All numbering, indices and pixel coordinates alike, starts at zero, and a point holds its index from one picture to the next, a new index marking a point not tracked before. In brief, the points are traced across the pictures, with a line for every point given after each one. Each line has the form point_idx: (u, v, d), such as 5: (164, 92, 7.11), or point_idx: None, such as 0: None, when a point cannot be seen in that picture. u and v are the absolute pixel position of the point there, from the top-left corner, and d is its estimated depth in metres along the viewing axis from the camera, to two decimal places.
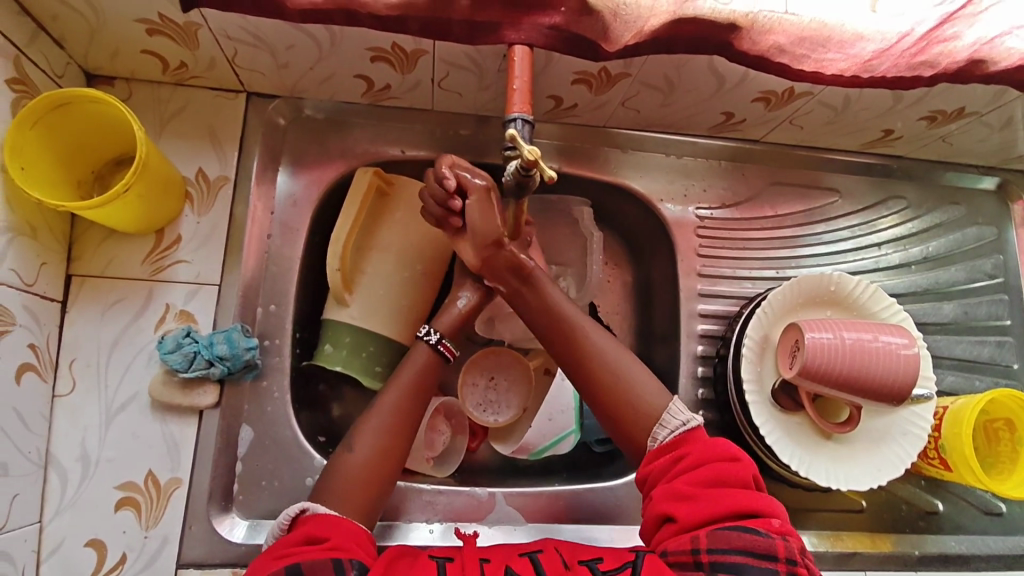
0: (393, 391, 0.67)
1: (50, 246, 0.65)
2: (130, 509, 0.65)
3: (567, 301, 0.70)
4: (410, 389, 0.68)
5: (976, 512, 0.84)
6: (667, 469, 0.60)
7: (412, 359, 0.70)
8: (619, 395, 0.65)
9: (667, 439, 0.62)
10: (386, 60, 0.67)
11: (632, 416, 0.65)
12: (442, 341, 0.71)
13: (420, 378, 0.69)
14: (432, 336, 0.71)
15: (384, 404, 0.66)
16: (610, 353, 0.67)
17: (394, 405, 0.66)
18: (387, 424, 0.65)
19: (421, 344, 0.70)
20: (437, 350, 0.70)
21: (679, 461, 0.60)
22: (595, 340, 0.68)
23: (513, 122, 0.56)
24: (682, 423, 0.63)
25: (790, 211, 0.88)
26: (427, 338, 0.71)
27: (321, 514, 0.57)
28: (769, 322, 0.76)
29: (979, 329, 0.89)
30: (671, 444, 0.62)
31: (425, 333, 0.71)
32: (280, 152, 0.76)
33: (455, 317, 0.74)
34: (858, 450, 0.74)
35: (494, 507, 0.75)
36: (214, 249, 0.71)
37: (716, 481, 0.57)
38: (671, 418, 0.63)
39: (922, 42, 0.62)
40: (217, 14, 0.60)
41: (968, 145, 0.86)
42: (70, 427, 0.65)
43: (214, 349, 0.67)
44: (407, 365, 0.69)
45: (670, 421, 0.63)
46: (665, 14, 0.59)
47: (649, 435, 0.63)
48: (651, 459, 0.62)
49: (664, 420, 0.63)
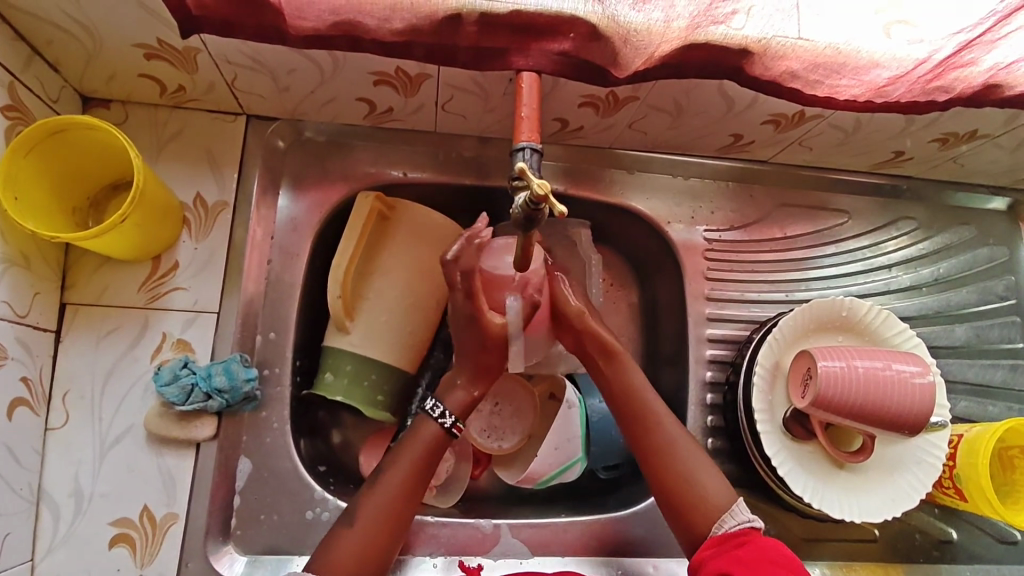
0: (400, 467, 0.64)
1: (43, 275, 0.63)
2: (124, 546, 0.63)
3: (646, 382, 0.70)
4: (411, 472, 0.64)
5: (990, 540, 0.82)
6: (723, 549, 0.59)
7: (415, 441, 0.66)
8: (682, 480, 0.65)
9: (733, 530, 0.60)
10: (389, 84, 0.66)
11: (695, 506, 0.63)
12: (456, 424, 0.67)
13: (426, 457, 0.65)
14: (446, 419, 0.67)
15: (387, 481, 0.64)
16: (680, 439, 0.67)
17: (400, 475, 0.64)
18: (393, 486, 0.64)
19: (430, 424, 0.66)
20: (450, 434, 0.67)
21: (739, 545, 0.59)
22: (666, 421, 0.67)
23: (521, 151, 0.54)
24: (748, 519, 0.61)
25: (799, 233, 0.86)
26: (441, 420, 0.67)
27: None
28: (780, 349, 0.74)
29: (991, 353, 0.87)
30: (732, 537, 0.60)
31: (441, 415, 0.67)
32: (280, 174, 0.74)
33: (466, 396, 0.69)
34: (872, 480, 0.73)
35: (500, 539, 0.73)
36: (212, 276, 0.69)
37: (777, 562, 0.56)
38: (740, 511, 0.62)
39: (938, 69, 0.61)
40: (217, 40, 0.59)
41: (979, 166, 0.85)
42: (63, 461, 0.63)
43: (213, 381, 0.65)
44: (410, 443, 0.66)
45: (738, 515, 0.61)
46: (676, 40, 0.58)
47: (716, 520, 0.62)
48: (708, 545, 0.60)
49: (733, 512, 0.62)
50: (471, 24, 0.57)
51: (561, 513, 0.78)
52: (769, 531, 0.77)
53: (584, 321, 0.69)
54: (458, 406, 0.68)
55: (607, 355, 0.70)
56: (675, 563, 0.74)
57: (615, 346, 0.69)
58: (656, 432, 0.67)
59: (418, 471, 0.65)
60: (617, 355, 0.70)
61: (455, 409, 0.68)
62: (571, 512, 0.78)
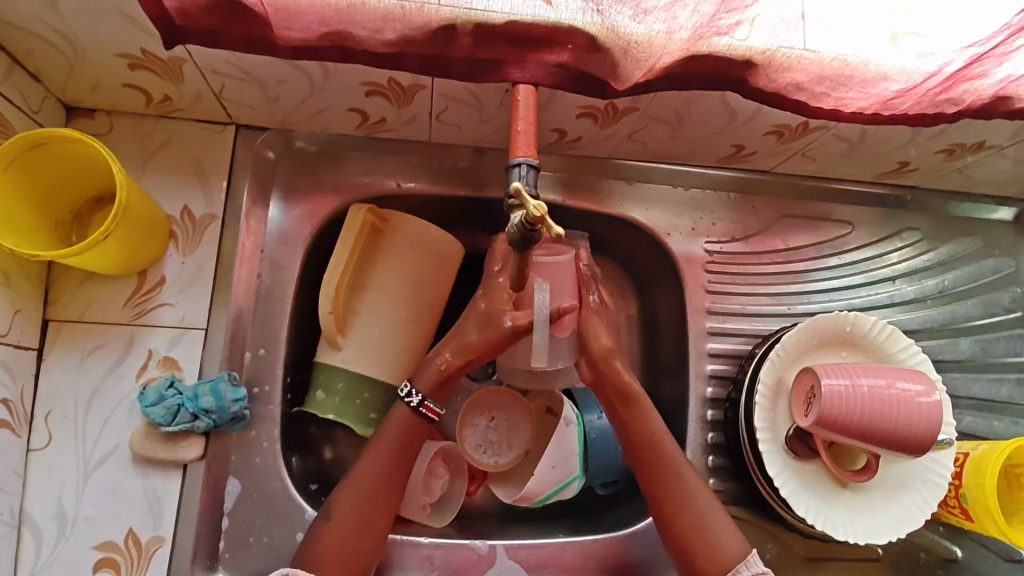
0: (377, 454, 0.64)
1: (25, 292, 0.61)
2: (108, 571, 0.61)
3: (665, 431, 0.68)
4: (391, 456, 0.64)
5: (996, 559, 0.80)
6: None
7: (392, 424, 0.66)
8: (697, 531, 0.64)
9: None
10: (382, 94, 0.64)
11: (709, 557, 0.63)
12: (425, 404, 0.66)
13: (404, 441, 0.65)
14: (414, 398, 0.66)
15: (367, 470, 0.64)
16: (697, 489, 0.66)
17: (379, 463, 0.64)
18: (370, 476, 0.64)
19: (401, 407, 0.66)
20: (419, 413, 0.66)
21: None
22: (684, 473, 0.66)
23: (517, 167, 0.52)
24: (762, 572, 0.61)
25: (801, 244, 0.85)
26: (408, 399, 0.66)
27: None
28: (782, 365, 0.72)
29: (996, 367, 0.86)
30: None
31: (407, 394, 0.66)
32: (271, 185, 0.72)
33: (435, 373, 0.67)
34: (876, 499, 0.71)
35: (495, 561, 0.72)
36: (200, 291, 0.67)
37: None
38: (754, 562, 0.62)
39: (949, 82, 0.59)
40: (202, 50, 0.57)
41: (985, 176, 0.83)
42: (45, 483, 0.61)
43: (199, 402, 0.63)
44: (385, 430, 0.66)
45: (752, 566, 0.61)
46: (678, 51, 0.56)
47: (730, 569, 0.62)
48: None
49: (748, 563, 0.62)
50: (466, 35, 0.55)
51: (559, 533, 0.76)
52: (771, 549, 0.76)
53: (608, 363, 0.68)
54: (428, 385, 0.67)
55: (629, 400, 0.68)
56: None
57: (638, 395, 0.68)
58: (672, 481, 0.66)
59: (399, 455, 0.65)
60: (639, 402, 0.68)
61: (424, 388, 0.67)
62: (568, 532, 0.76)
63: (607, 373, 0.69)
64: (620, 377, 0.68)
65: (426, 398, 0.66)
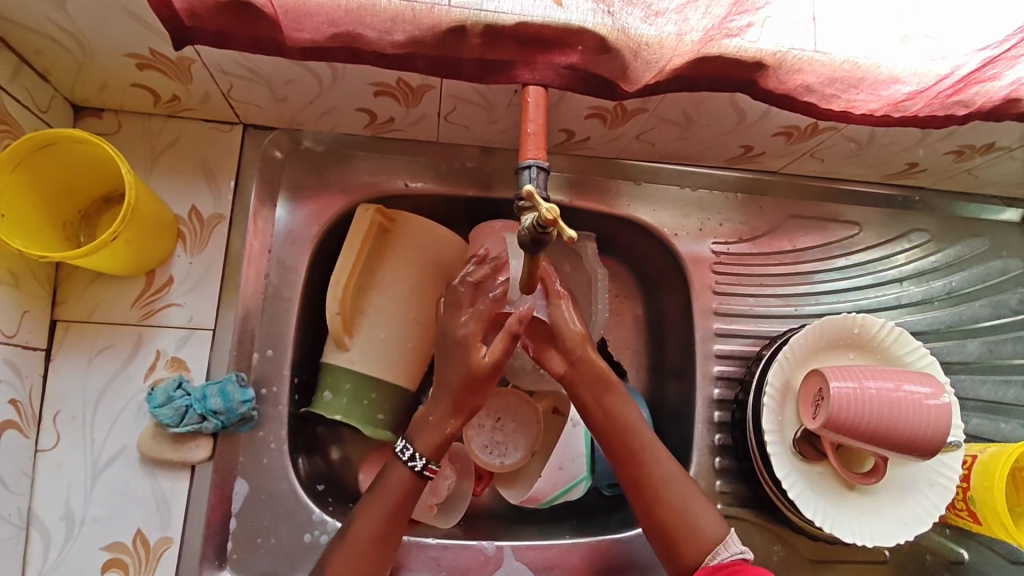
0: (385, 494, 0.61)
1: (33, 292, 0.61)
2: (117, 571, 0.61)
3: (639, 418, 0.66)
4: (399, 496, 0.61)
5: (1002, 561, 0.80)
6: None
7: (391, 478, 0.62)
8: (678, 516, 0.62)
9: (727, 560, 0.59)
10: (390, 94, 0.64)
11: (690, 540, 0.61)
12: (428, 466, 0.62)
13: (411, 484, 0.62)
14: (416, 462, 0.62)
15: (371, 507, 0.61)
16: (674, 473, 0.64)
17: (387, 503, 0.61)
18: (393, 487, 0.62)
19: (401, 469, 0.62)
20: (422, 476, 0.62)
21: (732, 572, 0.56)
22: (661, 458, 0.64)
23: (527, 169, 0.52)
24: (740, 552, 0.60)
25: (809, 245, 0.84)
26: (413, 463, 0.62)
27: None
28: (790, 367, 0.72)
29: (1003, 368, 0.85)
30: (726, 566, 0.58)
31: (410, 457, 0.62)
32: (277, 185, 0.72)
33: (439, 435, 0.63)
34: (884, 502, 0.71)
35: (502, 562, 0.72)
36: (207, 292, 0.67)
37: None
38: (733, 542, 0.60)
39: (960, 84, 0.59)
40: (211, 50, 0.57)
41: (994, 177, 0.83)
42: (53, 484, 0.61)
43: (208, 403, 0.63)
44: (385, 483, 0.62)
45: (732, 547, 0.60)
46: (688, 53, 0.56)
47: (710, 552, 0.60)
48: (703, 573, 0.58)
49: (727, 543, 0.60)
50: (476, 36, 0.55)
51: (566, 534, 0.76)
52: (777, 551, 0.76)
53: (585, 348, 0.66)
54: (430, 446, 0.62)
55: (606, 384, 0.66)
56: None
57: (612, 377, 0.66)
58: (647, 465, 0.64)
59: (405, 496, 0.62)
60: (614, 387, 0.66)
61: (426, 450, 0.62)
62: (575, 533, 0.76)
63: (581, 358, 0.66)
64: (592, 361, 0.66)
65: (430, 461, 0.62)
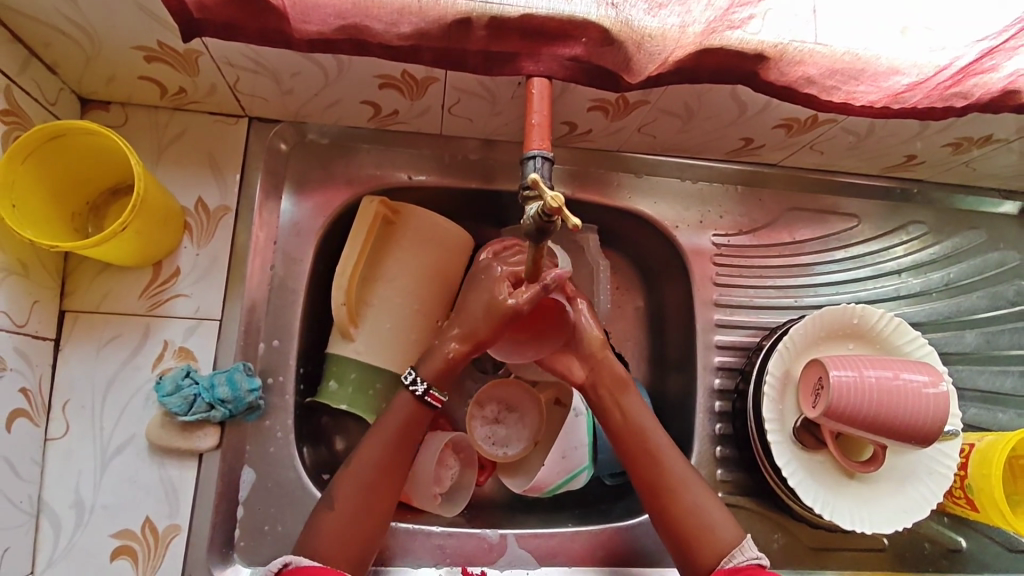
0: (379, 438, 0.65)
1: (42, 282, 0.62)
2: (126, 558, 0.62)
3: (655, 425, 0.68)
4: (394, 443, 0.65)
5: (999, 549, 0.81)
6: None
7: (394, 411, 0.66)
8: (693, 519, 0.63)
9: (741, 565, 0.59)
10: (395, 87, 0.65)
11: (702, 542, 0.62)
12: (430, 392, 0.65)
13: (406, 430, 0.65)
14: (418, 386, 0.66)
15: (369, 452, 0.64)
16: (688, 477, 0.65)
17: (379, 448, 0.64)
18: (386, 434, 0.65)
19: (405, 395, 0.66)
20: (423, 401, 0.65)
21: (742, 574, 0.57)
22: (676, 463, 0.66)
23: (532, 159, 0.53)
24: (756, 557, 0.60)
25: (808, 237, 0.85)
26: (413, 387, 0.66)
27: (302, 566, 0.56)
28: (790, 357, 0.73)
29: (1001, 359, 0.86)
30: (740, 569, 0.58)
31: (413, 382, 0.66)
32: (283, 178, 0.73)
33: (442, 360, 0.66)
34: (882, 489, 0.72)
35: (506, 550, 0.73)
36: (214, 282, 0.68)
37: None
38: (749, 547, 0.61)
39: (958, 76, 0.60)
40: (218, 42, 0.57)
41: (992, 169, 0.84)
42: (63, 472, 0.62)
43: (216, 391, 0.64)
44: (384, 421, 0.65)
45: (747, 551, 0.61)
46: (691, 45, 0.57)
47: (725, 555, 0.61)
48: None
49: (743, 547, 0.61)
50: (481, 28, 0.55)
51: (568, 522, 0.77)
52: (778, 539, 0.77)
53: (604, 352, 0.69)
54: (433, 373, 0.66)
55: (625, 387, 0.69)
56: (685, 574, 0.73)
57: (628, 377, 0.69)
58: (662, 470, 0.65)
59: (400, 442, 0.65)
60: (631, 390, 0.69)
61: (429, 375, 0.66)
62: (577, 521, 0.77)
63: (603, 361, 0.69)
64: (612, 367, 0.69)
65: (432, 387, 0.66)
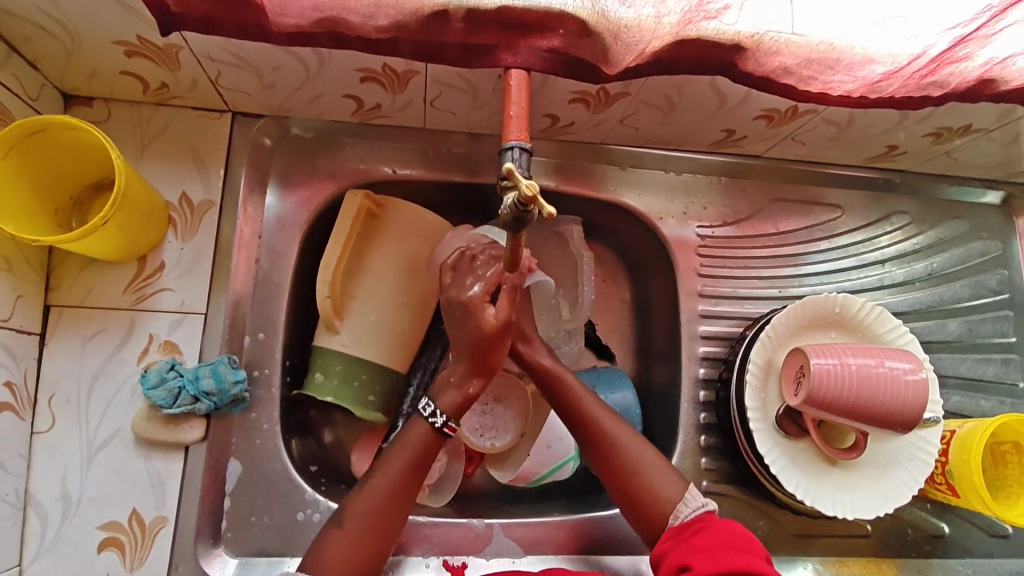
0: (387, 469, 0.62)
1: (26, 276, 0.62)
2: (113, 550, 0.62)
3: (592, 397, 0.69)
4: (402, 475, 0.62)
5: (982, 535, 0.82)
6: (681, 538, 0.59)
7: (406, 441, 0.64)
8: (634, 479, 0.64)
9: (689, 517, 0.61)
10: (377, 80, 0.65)
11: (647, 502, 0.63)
12: (449, 424, 0.64)
13: (419, 457, 0.63)
14: (437, 418, 0.64)
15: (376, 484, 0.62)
16: (627, 440, 0.66)
17: (389, 479, 0.62)
18: (399, 464, 0.62)
19: (420, 423, 0.64)
20: (441, 433, 0.64)
21: (697, 530, 0.59)
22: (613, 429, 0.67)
23: (510, 150, 0.53)
24: (702, 504, 0.62)
25: (793, 228, 0.86)
26: (431, 419, 0.64)
27: None
28: (772, 345, 0.74)
29: (984, 347, 0.87)
30: (691, 522, 0.60)
31: (431, 414, 0.64)
32: (267, 172, 0.73)
33: (460, 395, 0.65)
34: (864, 476, 0.73)
35: (492, 540, 0.73)
36: (199, 276, 0.68)
37: (733, 543, 0.56)
38: (693, 497, 0.63)
39: (933, 64, 0.60)
40: (198, 37, 0.58)
41: (973, 159, 0.84)
42: (49, 465, 0.63)
43: (200, 383, 0.64)
44: (400, 446, 0.64)
45: (691, 501, 0.62)
46: (667, 36, 0.57)
47: (671, 512, 0.62)
48: (668, 536, 0.60)
49: (686, 500, 0.62)
50: (458, 21, 0.56)
51: (554, 511, 0.78)
52: (762, 527, 0.78)
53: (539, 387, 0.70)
54: (451, 405, 0.65)
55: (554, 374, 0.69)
56: None
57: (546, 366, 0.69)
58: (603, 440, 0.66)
59: (410, 473, 0.63)
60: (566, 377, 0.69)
61: (447, 408, 0.65)
62: (563, 510, 0.78)
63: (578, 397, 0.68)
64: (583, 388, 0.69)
65: (449, 418, 0.65)
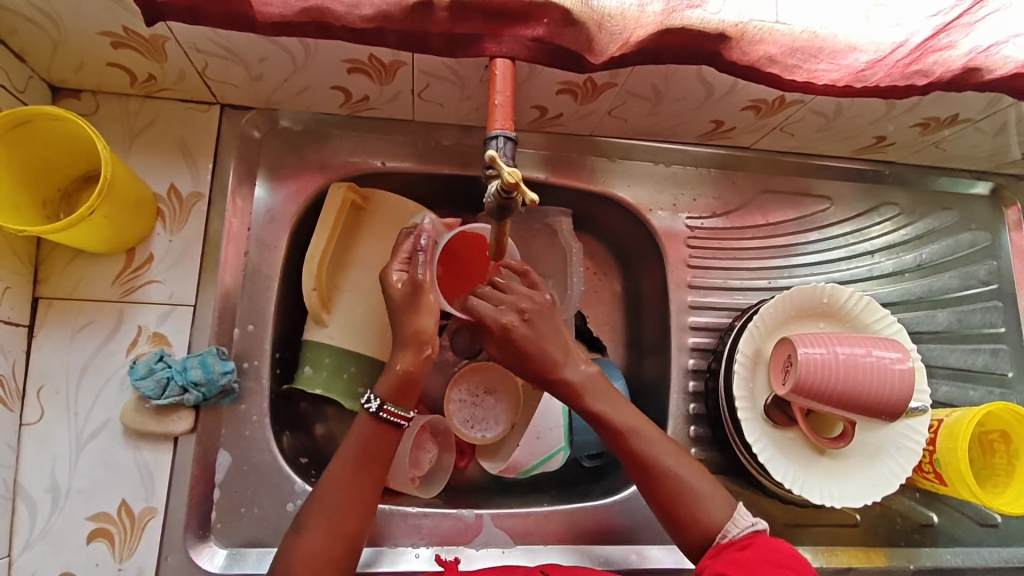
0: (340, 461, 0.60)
1: (15, 269, 0.62)
2: (103, 541, 0.63)
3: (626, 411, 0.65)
4: (354, 468, 0.60)
5: (971, 523, 0.83)
6: (724, 553, 0.59)
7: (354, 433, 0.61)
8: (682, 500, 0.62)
9: (737, 537, 0.60)
10: (363, 71, 0.65)
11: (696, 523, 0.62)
12: (384, 407, 0.61)
13: (369, 450, 0.61)
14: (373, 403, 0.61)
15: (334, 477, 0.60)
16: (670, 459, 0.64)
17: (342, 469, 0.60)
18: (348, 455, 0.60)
19: (363, 415, 0.62)
20: (381, 418, 0.61)
21: (742, 548, 0.59)
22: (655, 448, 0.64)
23: (494, 139, 0.53)
24: (750, 524, 0.61)
25: (783, 219, 0.86)
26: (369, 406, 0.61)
27: None
28: (760, 336, 0.74)
29: (973, 337, 0.88)
30: (738, 542, 0.59)
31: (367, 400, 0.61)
32: (256, 164, 0.73)
33: (396, 376, 0.61)
34: (852, 466, 0.73)
35: (481, 530, 0.73)
36: (187, 268, 0.68)
37: (779, 562, 0.56)
38: (741, 516, 0.62)
39: (916, 53, 0.61)
40: (184, 27, 0.58)
41: (961, 150, 0.85)
42: (38, 456, 0.63)
43: (188, 374, 0.64)
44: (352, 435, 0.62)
45: (739, 522, 0.61)
46: (652, 24, 0.57)
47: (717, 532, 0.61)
48: (713, 552, 0.60)
49: (735, 519, 0.61)
50: (442, 10, 0.56)
51: (544, 502, 0.78)
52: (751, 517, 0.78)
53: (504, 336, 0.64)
54: (388, 389, 0.61)
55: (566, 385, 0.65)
56: (659, 550, 0.74)
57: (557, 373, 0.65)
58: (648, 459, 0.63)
59: (360, 466, 0.60)
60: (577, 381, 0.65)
61: (384, 391, 0.61)
62: (553, 500, 0.78)
63: (527, 354, 0.64)
64: (538, 350, 0.64)
65: (386, 402, 0.61)
